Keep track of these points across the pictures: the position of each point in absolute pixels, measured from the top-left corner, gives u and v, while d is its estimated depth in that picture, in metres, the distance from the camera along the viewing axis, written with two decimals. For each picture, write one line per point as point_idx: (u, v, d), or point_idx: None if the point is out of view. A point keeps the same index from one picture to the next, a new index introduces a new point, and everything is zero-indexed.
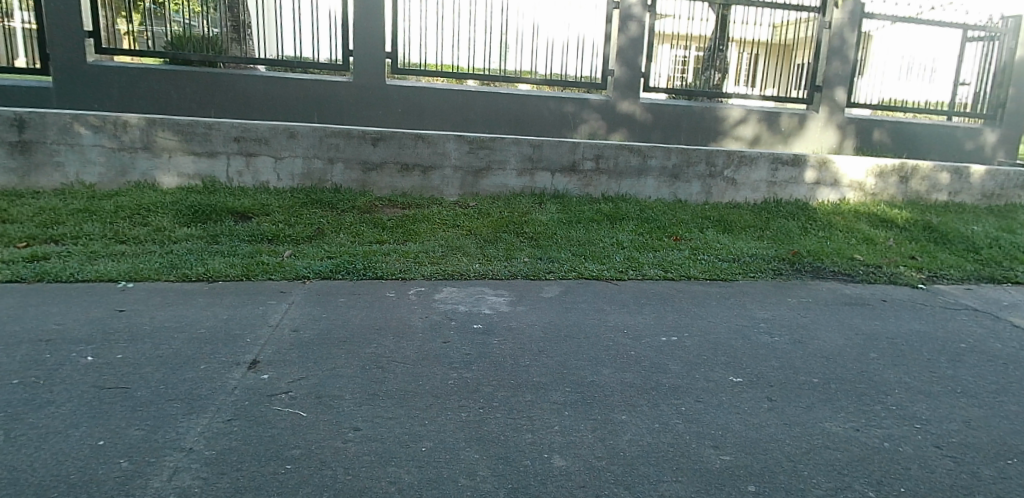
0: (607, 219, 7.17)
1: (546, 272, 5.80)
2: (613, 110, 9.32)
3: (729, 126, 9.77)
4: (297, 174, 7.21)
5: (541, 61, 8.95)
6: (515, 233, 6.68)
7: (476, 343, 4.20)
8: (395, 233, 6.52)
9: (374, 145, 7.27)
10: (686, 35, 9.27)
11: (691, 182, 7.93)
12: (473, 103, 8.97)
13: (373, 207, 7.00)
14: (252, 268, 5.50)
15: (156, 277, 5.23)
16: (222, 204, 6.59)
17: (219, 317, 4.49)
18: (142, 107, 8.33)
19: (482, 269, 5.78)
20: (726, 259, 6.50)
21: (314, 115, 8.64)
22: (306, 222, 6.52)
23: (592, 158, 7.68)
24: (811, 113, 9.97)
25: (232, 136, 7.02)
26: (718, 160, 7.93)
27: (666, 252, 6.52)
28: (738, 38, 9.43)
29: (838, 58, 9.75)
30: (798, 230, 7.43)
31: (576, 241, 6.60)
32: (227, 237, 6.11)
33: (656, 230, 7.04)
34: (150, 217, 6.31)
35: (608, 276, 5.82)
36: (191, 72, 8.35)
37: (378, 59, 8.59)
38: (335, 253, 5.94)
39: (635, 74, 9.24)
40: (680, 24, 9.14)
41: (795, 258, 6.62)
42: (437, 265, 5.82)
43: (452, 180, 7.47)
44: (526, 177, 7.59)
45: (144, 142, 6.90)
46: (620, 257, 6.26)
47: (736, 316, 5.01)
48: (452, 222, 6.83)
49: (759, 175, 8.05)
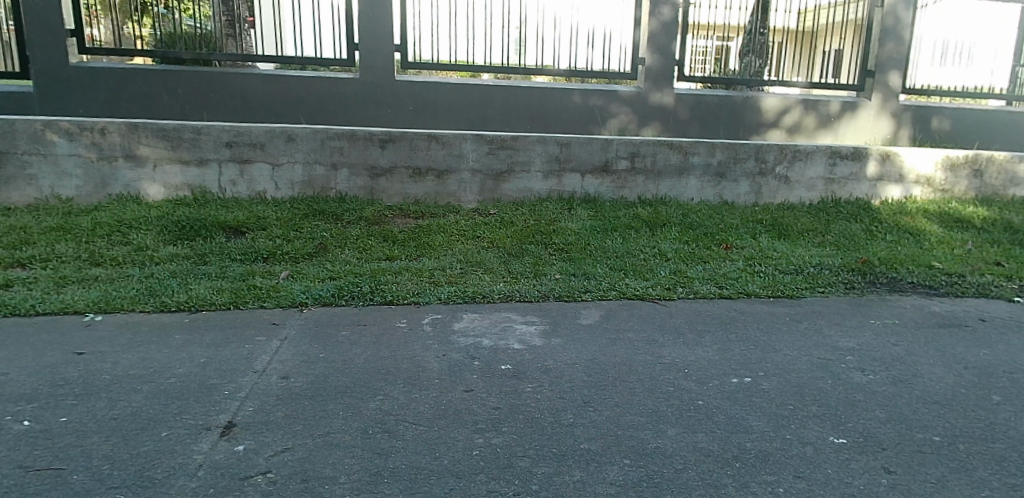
0: (646, 227, 6.33)
1: (581, 293, 5.00)
2: (645, 103, 8.47)
3: (773, 117, 8.86)
4: (297, 182, 6.43)
5: (564, 52, 8.15)
6: (543, 244, 5.87)
7: (505, 391, 3.41)
8: (406, 247, 5.75)
9: (383, 148, 6.49)
10: (724, 25, 8.49)
11: (738, 180, 7.04)
12: (491, 100, 8.17)
13: (383, 218, 6.23)
14: (242, 294, 4.75)
15: (131, 308, 4.49)
16: (212, 219, 5.85)
17: (196, 362, 3.74)
18: (131, 110, 7.63)
19: (507, 290, 4.99)
20: (787, 271, 5.65)
21: (316, 115, 7.89)
22: (306, 237, 5.77)
23: (626, 156, 6.83)
24: (862, 101, 9.03)
25: (224, 141, 6.25)
26: (769, 155, 7.02)
27: (716, 264, 5.68)
28: (781, 28, 8.54)
29: (893, 39, 8.80)
30: (863, 233, 6.54)
31: (613, 253, 5.78)
32: (217, 257, 5.38)
33: (702, 238, 6.20)
34: (132, 235, 5.57)
35: (655, 295, 5.00)
36: (184, 72, 7.63)
37: (386, 53, 7.81)
38: (338, 273, 5.19)
39: (669, 62, 8.37)
40: (718, 12, 8.36)
41: (864, 267, 5.75)
42: (455, 286, 5.04)
43: (470, 185, 6.68)
44: (552, 180, 6.77)
45: (125, 150, 6.14)
46: (665, 272, 5.44)
47: (815, 346, 4.17)
48: (471, 233, 6.04)
49: (815, 172, 7.13)
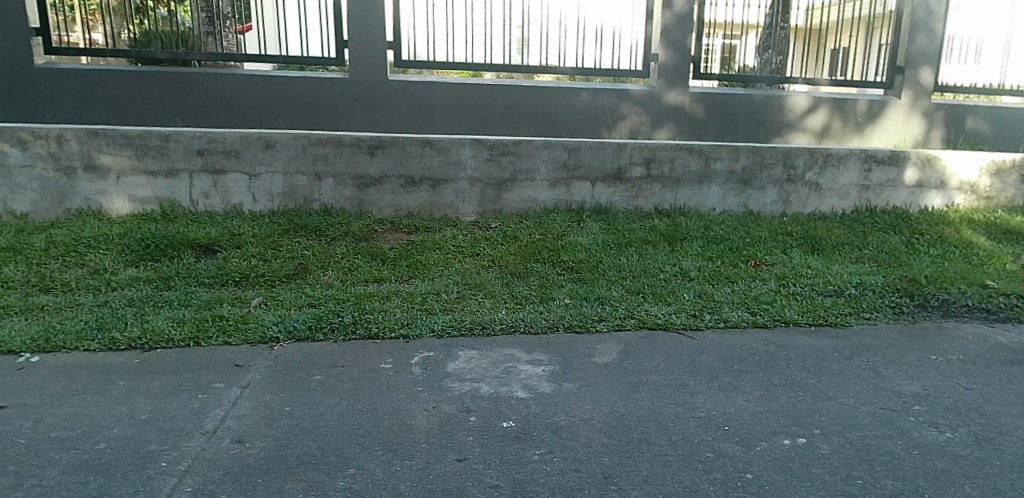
0: (665, 242, 5.69)
1: (595, 322, 4.37)
2: (658, 103, 7.83)
3: (797, 117, 8.21)
4: (277, 194, 5.81)
5: (571, 49, 7.51)
6: (550, 262, 5.26)
7: (506, 460, 2.79)
8: (397, 267, 5.14)
9: (371, 155, 5.86)
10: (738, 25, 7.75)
11: (765, 188, 6.39)
12: (492, 100, 7.54)
13: (372, 233, 5.61)
14: (205, 326, 4.13)
15: (76, 346, 3.87)
16: (181, 236, 5.23)
17: (136, 420, 3.13)
18: (101, 115, 7.01)
19: (509, 318, 4.37)
20: (825, 293, 5.02)
21: (301, 118, 7.27)
22: (285, 256, 5.16)
23: (641, 162, 6.19)
24: (892, 100, 8.37)
25: (195, 149, 5.64)
26: (799, 160, 6.38)
27: (745, 286, 5.05)
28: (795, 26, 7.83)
29: (924, 33, 8.12)
30: (905, 246, 5.88)
31: (629, 272, 5.16)
32: (183, 280, 4.76)
33: (727, 253, 5.58)
34: (89, 255, 4.95)
35: (680, 324, 4.38)
36: (158, 73, 7.01)
37: (378, 50, 7.18)
38: (318, 300, 4.57)
39: (684, 58, 7.73)
40: (734, 10, 7.65)
41: (911, 287, 5.10)
42: (450, 315, 4.42)
43: (469, 195, 6.05)
44: (560, 189, 6.14)
45: (84, 159, 5.53)
46: (689, 295, 4.82)
47: (874, 393, 3.56)
48: (469, 250, 5.43)
49: (849, 178, 6.48)
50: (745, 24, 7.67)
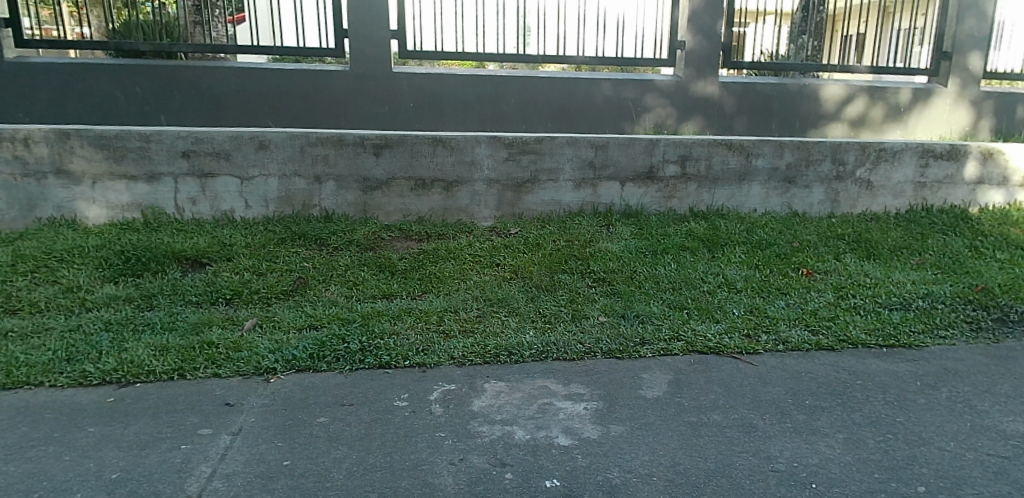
0: (704, 248, 5.14)
1: (638, 346, 3.82)
2: (685, 95, 7.27)
3: (833, 108, 7.64)
4: (272, 199, 5.26)
5: (589, 37, 6.93)
6: (579, 273, 4.72)
7: None
8: (409, 280, 4.60)
9: (377, 156, 5.30)
10: (776, 12, 7.30)
11: (810, 187, 5.85)
12: (505, 93, 6.97)
13: (379, 242, 5.08)
14: (191, 355, 3.59)
15: (39, 381, 3.34)
16: (166, 247, 4.70)
17: (102, 481, 2.58)
18: (80, 113, 6.47)
19: (539, 341, 3.83)
20: (890, 306, 4.47)
21: (300, 115, 6.72)
22: (283, 269, 4.63)
23: (675, 160, 5.64)
24: (936, 88, 7.79)
25: (179, 150, 5.09)
26: (849, 156, 5.84)
27: (800, 298, 4.51)
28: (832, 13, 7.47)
29: (973, 15, 7.53)
30: (968, 250, 5.31)
31: (668, 284, 4.62)
32: (168, 299, 4.24)
33: (774, 260, 5.03)
34: (62, 270, 4.42)
35: (735, 347, 3.83)
36: (142, 67, 6.46)
37: (382, 41, 6.61)
38: (321, 321, 4.04)
39: (712, 46, 7.16)
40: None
41: (985, 297, 4.52)
42: (472, 338, 3.88)
43: (486, 199, 5.50)
44: (585, 190, 5.59)
45: (56, 163, 4.99)
46: (740, 311, 4.28)
47: (977, 435, 3.00)
48: (488, 260, 4.89)
49: (902, 175, 5.95)
50: (779, 12, 7.29)
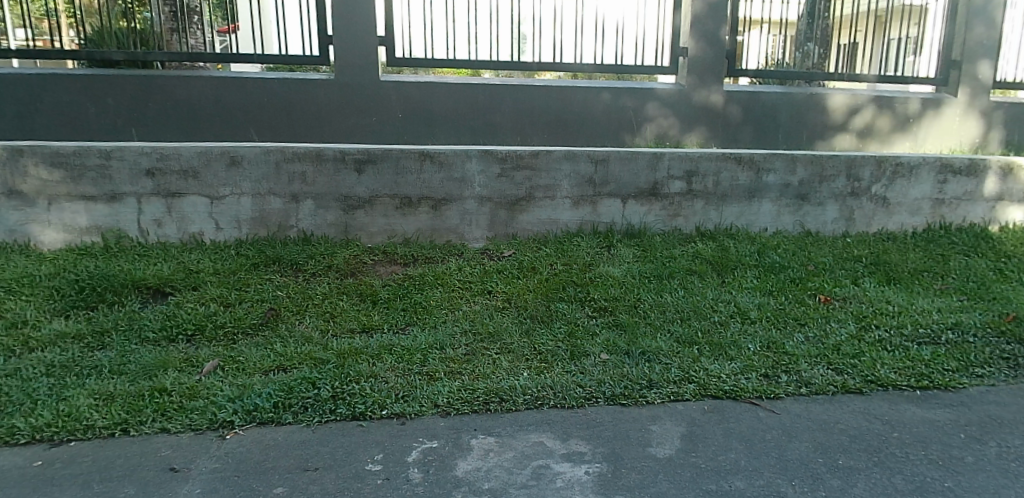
0: (713, 272, 4.74)
1: (642, 390, 3.41)
2: (688, 105, 6.88)
3: (842, 117, 7.25)
4: (245, 220, 4.85)
5: (589, 43, 6.52)
6: (577, 302, 4.31)
7: None
8: (391, 311, 4.18)
9: (359, 172, 4.89)
10: (779, 21, 6.84)
11: (824, 204, 5.46)
12: (499, 103, 6.57)
13: (360, 266, 4.66)
14: (138, 406, 3.20)
15: None
16: (125, 275, 4.28)
17: None
18: (46, 126, 6.04)
19: (533, 385, 3.41)
20: (918, 339, 4.06)
21: (281, 128, 6.30)
22: (252, 299, 4.21)
23: (680, 176, 5.24)
24: (947, 97, 7.42)
25: (143, 168, 4.67)
26: (864, 171, 5.44)
27: (819, 330, 4.10)
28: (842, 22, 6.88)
29: (982, 22, 7.15)
30: (996, 273, 4.91)
31: (674, 313, 4.21)
32: (122, 336, 3.82)
33: (789, 285, 4.63)
34: (7, 303, 4.00)
35: (752, 391, 3.43)
36: (111, 76, 6.03)
37: (368, 48, 6.21)
38: (291, 361, 3.62)
39: (717, 52, 6.77)
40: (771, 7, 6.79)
41: (1019, 329, 4.12)
42: (458, 381, 3.46)
43: (477, 218, 5.09)
44: (585, 208, 5.18)
45: (9, 183, 4.58)
46: (756, 347, 3.87)
47: None
48: (478, 287, 4.47)
49: (920, 191, 5.55)
50: (784, 20, 6.82)
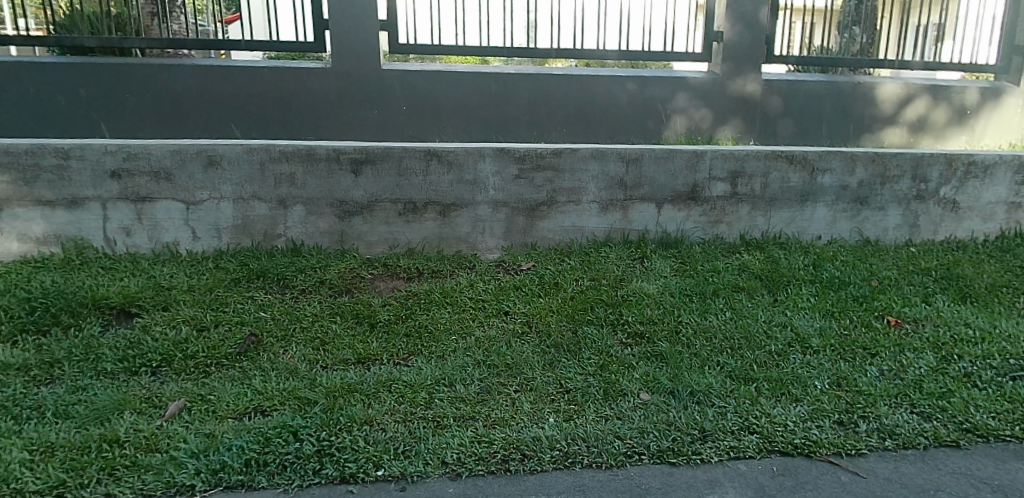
0: (764, 289, 4.12)
1: (694, 444, 2.80)
2: (722, 95, 6.22)
3: (892, 109, 6.57)
4: (226, 228, 4.27)
5: (614, 28, 5.86)
6: (609, 326, 3.70)
7: None
8: (393, 336, 3.58)
9: (355, 174, 4.29)
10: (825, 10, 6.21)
11: (885, 208, 4.81)
12: (514, 94, 5.94)
13: (358, 281, 4.07)
14: (81, 463, 2.60)
15: None
16: (84, 293, 3.70)
17: None
18: (14, 119, 5.48)
19: (561, 436, 2.80)
20: (1016, 372, 3.42)
21: (273, 122, 5.71)
22: (230, 321, 3.62)
23: (722, 176, 4.60)
24: (1008, 86, 6.70)
25: (107, 168, 4.09)
26: (933, 171, 4.78)
27: (896, 361, 3.47)
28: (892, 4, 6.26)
29: None
30: None
31: (724, 340, 3.59)
32: (74, 367, 3.23)
33: (852, 305, 3.99)
34: None
35: (829, 445, 2.83)
36: (84, 64, 5.44)
37: (367, 33, 5.58)
38: (270, 401, 3.03)
39: (755, 37, 6.10)
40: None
41: None
42: (470, 429, 2.86)
43: (491, 225, 4.48)
44: (613, 213, 4.56)
45: None
46: (826, 384, 3.24)
47: None
48: (494, 307, 3.86)
49: (994, 194, 4.89)
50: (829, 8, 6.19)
